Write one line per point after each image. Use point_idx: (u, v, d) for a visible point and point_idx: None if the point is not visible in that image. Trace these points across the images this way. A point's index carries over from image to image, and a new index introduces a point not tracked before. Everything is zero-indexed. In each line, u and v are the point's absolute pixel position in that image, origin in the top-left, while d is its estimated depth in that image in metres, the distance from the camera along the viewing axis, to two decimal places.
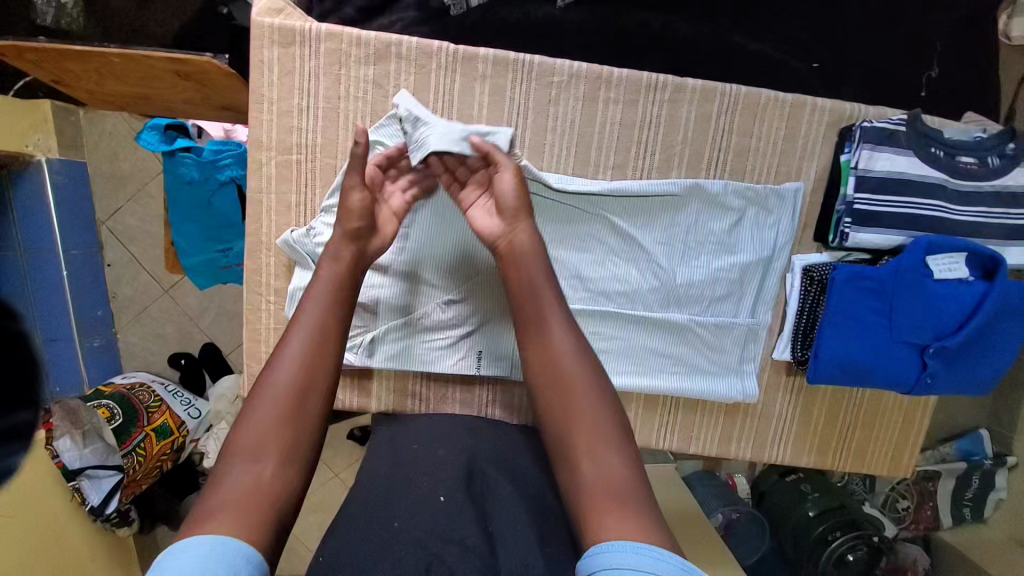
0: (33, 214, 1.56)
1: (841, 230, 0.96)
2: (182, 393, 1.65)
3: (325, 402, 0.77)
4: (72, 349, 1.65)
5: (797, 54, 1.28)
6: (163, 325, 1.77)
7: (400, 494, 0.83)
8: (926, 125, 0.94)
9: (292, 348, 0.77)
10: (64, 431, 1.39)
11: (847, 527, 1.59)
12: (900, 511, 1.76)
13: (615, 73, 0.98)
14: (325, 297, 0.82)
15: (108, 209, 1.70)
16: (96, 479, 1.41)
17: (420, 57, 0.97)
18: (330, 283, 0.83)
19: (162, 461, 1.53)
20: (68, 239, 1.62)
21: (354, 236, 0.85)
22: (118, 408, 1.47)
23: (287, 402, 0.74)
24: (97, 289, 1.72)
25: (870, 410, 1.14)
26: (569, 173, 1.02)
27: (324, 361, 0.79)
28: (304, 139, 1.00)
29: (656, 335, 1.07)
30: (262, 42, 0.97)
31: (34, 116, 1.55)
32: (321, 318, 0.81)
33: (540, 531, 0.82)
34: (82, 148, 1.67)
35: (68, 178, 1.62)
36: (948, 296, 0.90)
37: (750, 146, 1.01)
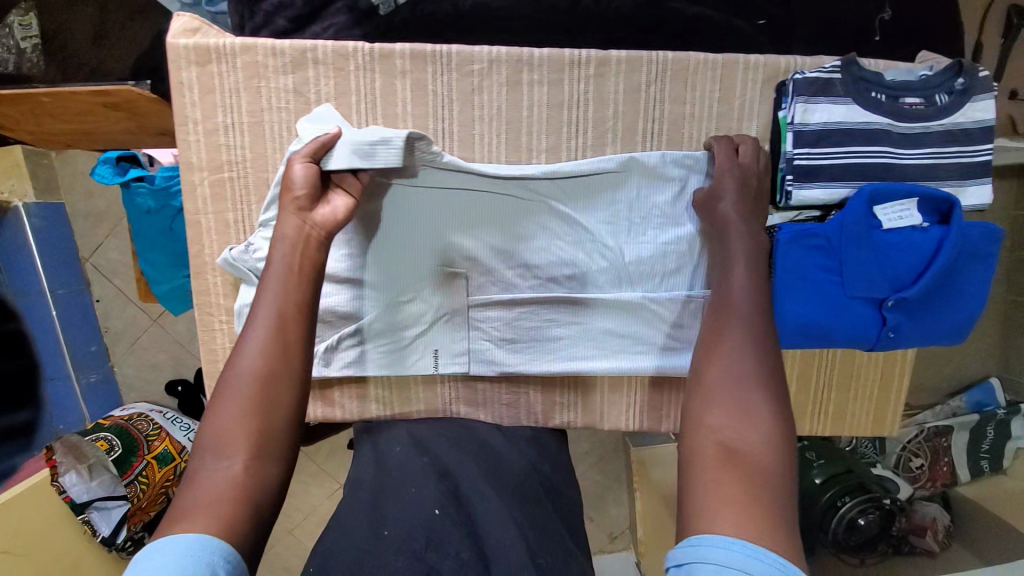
0: (15, 260, 1.60)
1: (784, 188, 0.92)
2: (181, 419, 1.65)
3: (293, 394, 0.73)
4: (70, 387, 1.69)
5: (741, 12, 1.21)
6: (156, 354, 1.79)
7: (392, 506, 0.83)
8: (862, 69, 0.89)
9: (254, 341, 0.73)
10: (68, 466, 1.44)
11: (856, 491, 1.52)
12: (915, 470, 1.72)
13: (535, 54, 0.96)
14: (283, 287, 0.77)
15: (90, 246, 1.72)
16: (105, 510, 1.46)
17: (338, 60, 0.96)
18: (283, 274, 0.78)
19: (168, 486, 1.52)
20: (53, 279, 1.65)
21: (297, 210, 0.83)
22: (117, 439, 1.49)
23: (251, 402, 0.69)
24: (89, 326, 1.74)
25: (846, 369, 1.10)
26: (502, 160, 1.00)
27: (289, 357, 0.74)
28: (234, 156, 0.99)
29: (611, 316, 1.05)
30: (180, 64, 0.97)
31: (5, 163, 1.58)
32: (279, 310, 0.76)
33: (529, 542, 0.80)
34: (58, 189, 1.69)
35: (47, 221, 1.65)
36: (900, 245, 0.86)
37: (684, 113, 0.98)
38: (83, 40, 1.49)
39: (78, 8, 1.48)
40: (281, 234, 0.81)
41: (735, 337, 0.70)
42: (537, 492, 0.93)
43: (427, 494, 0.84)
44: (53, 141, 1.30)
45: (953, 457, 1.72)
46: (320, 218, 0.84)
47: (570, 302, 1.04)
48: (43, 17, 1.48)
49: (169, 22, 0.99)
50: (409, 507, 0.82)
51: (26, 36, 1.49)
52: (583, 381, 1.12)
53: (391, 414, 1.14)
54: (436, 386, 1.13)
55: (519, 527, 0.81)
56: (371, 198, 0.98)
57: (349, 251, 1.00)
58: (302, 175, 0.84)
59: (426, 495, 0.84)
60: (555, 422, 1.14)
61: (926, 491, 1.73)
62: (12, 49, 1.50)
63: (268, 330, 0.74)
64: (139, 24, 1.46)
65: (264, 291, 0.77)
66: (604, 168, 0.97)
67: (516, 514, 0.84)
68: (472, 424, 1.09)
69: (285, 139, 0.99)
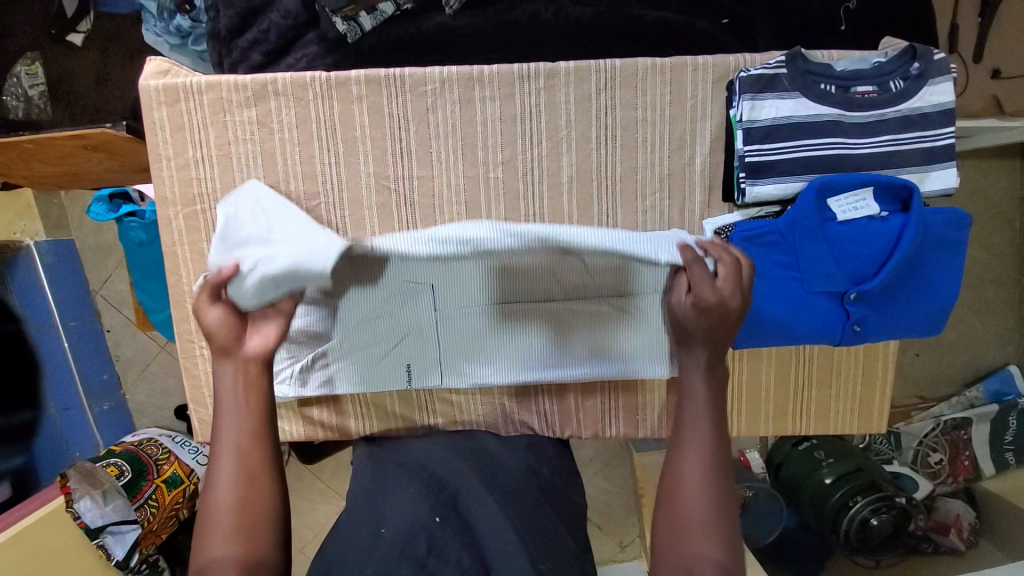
0: (31, 294, 1.67)
1: (738, 186, 0.92)
2: (189, 441, 1.72)
3: (275, 510, 0.66)
4: (83, 416, 1.76)
5: (702, 14, 1.21)
6: (165, 380, 1.86)
7: (391, 508, 0.85)
8: (809, 61, 0.89)
9: (226, 466, 0.67)
10: (83, 492, 1.44)
11: (868, 490, 1.46)
12: (934, 466, 1.65)
13: (486, 71, 0.99)
14: (242, 410, 0.69)
15: (99, 279, 1.80)
16: (119, 534, 1.47)
17: (297, 90, 1.00)
18: (236, 399, 0.69)
19: (177, 509, 1.60)
20: (66, 312, 1.73)
21: (224, 352, 0.70)
22: (127, 464, 1.55)
23: (235, 530, 0.64)
24: (99, 356, 1.81)
25: (826, 365, 1.07)
26: (460, 175, 1.02)
27: (258, 473, 0.67)
28: (204, 188, 1.04)
29: (578, 321, 1.03)
30: (151, 105, 1.02)
31: (17, 205, 1.66)
32: (241, 436, 0.68)
33: (529, 547, 0.80)
34: (68, 227, 1.77)
35: (57, 257, 1.73)
36: (857, 237, 0.85)
37: (637, 118, 0.99)
38: (85, 84, 1.59)
39: (78, 56, 1.57)
40: (218, 379, 0.70)
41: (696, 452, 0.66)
42: (535, 495, 0.93)
43: (425, 502, 0.85)
44: (48, 182, 1.36)
45: (975, 450, 1.64)
46: (253, 350, 0.70)
47: (533, 325, 1.05)
48: (48, 65, 1.57)
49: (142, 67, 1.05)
50: (407, 510, 0.84)
51: (33, 85, 1.59)
52: (556, 389, 1.12)
53: (369, 430, 1.17)
54: (409, 399, 1.16)
55: (519, 533, 0.81)
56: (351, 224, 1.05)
57: None
58: (217, 317, 0.71)
59: (423, 504, 0.85)
60: (530, 430, 1.15)
61: (950, 485, 1.65)
62: (20, 97, 1.59)
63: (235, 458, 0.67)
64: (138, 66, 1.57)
65: (222, 421, 0.68)
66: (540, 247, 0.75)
67: (515, 524, 0.84)
68: (469, 433, 1.11)
69: (253, 168, 1.03)
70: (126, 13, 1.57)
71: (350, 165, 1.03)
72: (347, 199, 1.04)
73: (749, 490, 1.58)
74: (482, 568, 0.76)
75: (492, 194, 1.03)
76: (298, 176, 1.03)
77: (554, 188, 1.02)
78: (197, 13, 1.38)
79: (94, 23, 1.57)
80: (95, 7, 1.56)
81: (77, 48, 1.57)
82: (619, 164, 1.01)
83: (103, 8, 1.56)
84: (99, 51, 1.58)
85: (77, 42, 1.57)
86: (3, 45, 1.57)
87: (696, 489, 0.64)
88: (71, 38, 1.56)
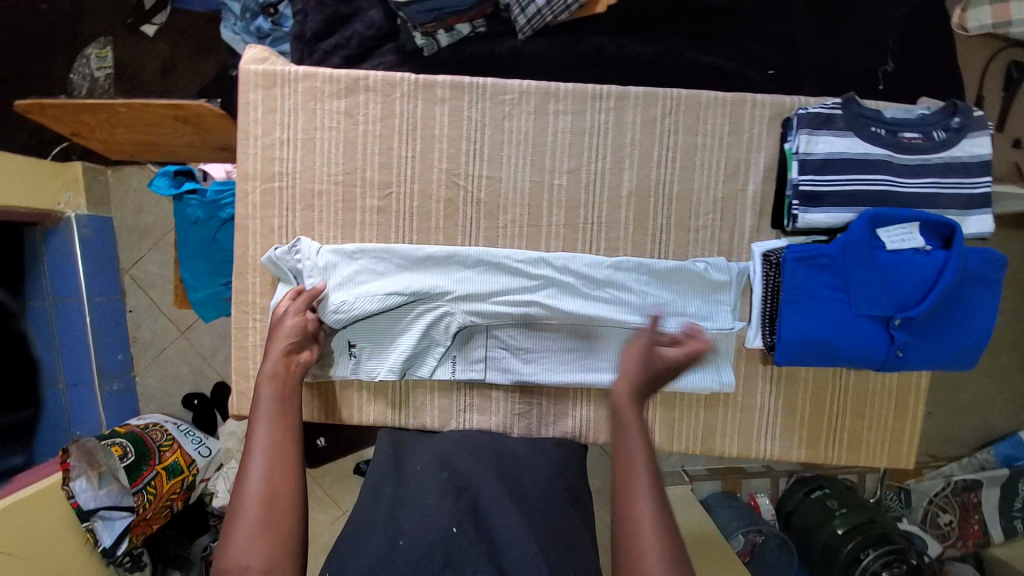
0: (62, 266, 1.68)
1: (791, 212, 0.99)
2: (194, 432, 1.65)
3: (297, 493, 0.81)
4: (91, 393, 1.71)
5: (750, 64, 1.32)
6: (179, 366, 1.83)
7: (407, 514, 0.86)
8: (862, 106, 0.98)
9: (255, 451, 0.83)
10: (81, 471, 1.42)
11: (880, 544, 1.42)
12: (943, 527, 1.64)
13: (561, 88, 1.08)
14: (278, 402, 0.90)
15: (131, 259, 1.82)
16: (108, 520, 1.41)
17: (386, 88, 1.09)
18: (273, 403, 0.89)
19: (172, 500, 1.52)
20: (92, 287, 1.72)
21: (287, 351, 0.97)
22: (131, 446, 1.48)
23: (264, 505, 0.77)
24: (119, 334, 1.80)
25: (859, 395, 1.10)
26: (526, 179, 1.09)
27: (283, 455, 0.84)
28: (285, 168, 1.10)
29: (609, 333, 1.08)
30: (248, 87, 1.10)
31: (67, 176, 1.69)
32: (270, 431, 0.86)
33: (549, 559, 0.80)
34: (109, 204, 1.81)
35: (95, 232, 1.75)
36: (905, 265, 0.91)
37: (696, 143, 1.07)
38: (149, 71, 1.70)
39: (153, 47, 1.69)
40: (265, 379, 0.92)
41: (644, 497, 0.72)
42: (563, 498, 0.94)
43: (443, 511, 0.85)
44: (121, 150, 1.42)
45: (985, 515, 1.63)
46: (300, 362, 0.98)
47: (568, 333, 1.09)
48: (118, 50, 1.69)
49: (244, 52, 1.14)
50: (423, 520, 0.84)
51: (100, 67, 1.69)
52: (596, 394, 1.13)
53: (403, 423, 1.16)
54: (445, 391, 1.15)
55: (540, 543, 0.82)
56: (420, 218, 1.11)
57: (394, 251, 1.08)
58: (289, 329, 0.99)
59: (441, 513, 0.85)
60: (566, 434, 1.14)
61: (958, 548, 1.64)
62: (87, 77, 1.70)
63: (261, 455, 0.82)
64: (209, 62, 1.68)
65: (255, 422, 0.87)
66: (606, 318, 1.05)
67: (535, 529, 0.84)
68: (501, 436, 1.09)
69: (335, 154, 1.10)
70: (200, 12, 1.69)
71: (425, 161, 1.10)
72: (418, 191, 1.10)
73: (760, 534, 1.57)
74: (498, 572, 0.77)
75: (554, 199, 1.09)
76: (375, 165, 1.10)
77: (614, 201, 1.08)
78: (279, 18, 1.49)
79: (170, 16, 1.69)
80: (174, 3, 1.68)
81: (150, 37, 1.69)
82: (676, 183, 1.07)
83: (181, 5, 1.68)
84: (170, 43, 1.69)
85: (149, 32, 1.69)
86: (82, 29, 1.69)
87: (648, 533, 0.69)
88: (145, 28, 1.68)
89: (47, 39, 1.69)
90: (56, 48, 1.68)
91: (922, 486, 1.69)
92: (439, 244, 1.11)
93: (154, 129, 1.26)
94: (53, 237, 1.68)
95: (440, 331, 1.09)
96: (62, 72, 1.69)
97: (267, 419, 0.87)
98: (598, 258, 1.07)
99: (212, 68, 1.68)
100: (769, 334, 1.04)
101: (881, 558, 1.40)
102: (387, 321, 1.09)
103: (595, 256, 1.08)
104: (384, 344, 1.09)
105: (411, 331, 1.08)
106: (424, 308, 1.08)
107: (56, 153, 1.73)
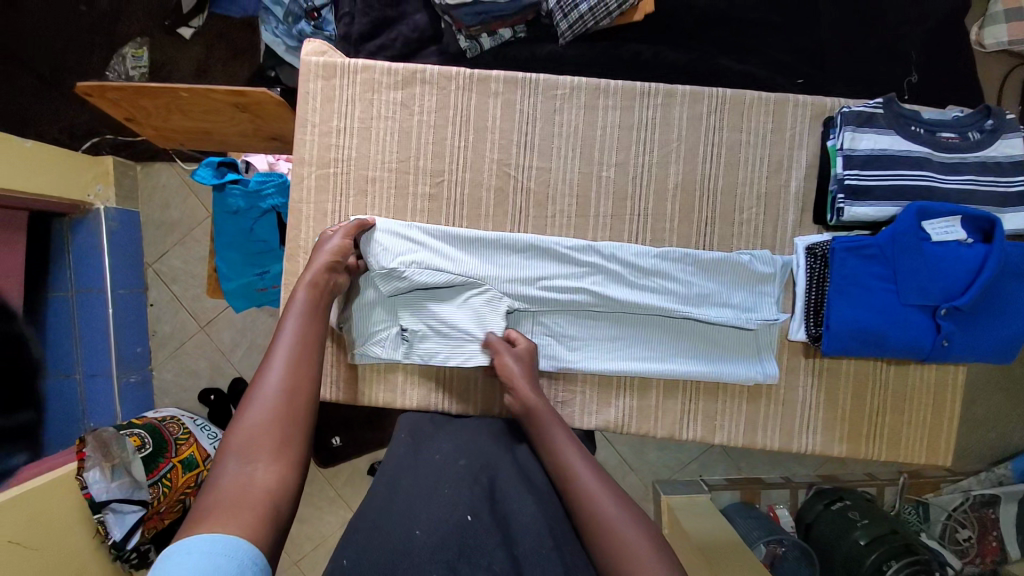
0: (88, 256, 1.62)
1: (837, 205, 1.03)
2: (211, 427, 1.56)
3: (310, 399, 0.85)
4: (108, 385, 1.62)
5: (780, 73, 1.34)
6: (196, 360, 1.75)
7: (423, 504, 0.80)
8: (902, 107, 1.03)
9: (280, 349, 0.88)
10: (95, 462, 1.38)
11: (902, 555, 1.28)
12: (962, 543, 1.47)
13: (611, 84, 1.12)
14: (307, 312, 0.95)
15: (155, 252, 1.75)
16: (120, 513, 1.37)
17: (442, 81, 1.13)
18: (304, 310, 0.95)
19: (186, 495, 1.44)
20: (116, 279, 1.65)
21: (331, 267, 1.01)
22: (149, 437, 1.40)
23: (280, 398, 0.83)
24: (138, 327, 1.72)
25: (899, 389, 1.11)
26: (575, 171, 1.13)
27: (304, 360, 0.89)
28: (341, 155, 1.14)
29: (654, 321, 1.10)
30: (308, 77, 1.14)
31: (98, 170, 1.63)
32: (299, 335, 0.91)
33: (563, 559, 0.77)
34: (136, 199, 1.74)
35: (121, 223, 1.68)
36: (950, 257, 0.96)
37: (740, 140, 1.11)
38: (185, 70, 1.73)
39: (187, 47, 1.72)
40: (304, 284, 0.98)
41: (589, 480, 0.87)
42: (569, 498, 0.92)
43: (461, 499, 0.80)
44: (171, 138, 1.46)
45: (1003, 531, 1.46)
46: (336, 279, 1.02)
47: (612, 320, 1.11)
48: (154, 50, 1.72)
49: (303, 45, 1.18)
50: (438, 509, 0.78)
51: (136, 66, 1.72)
52: (639, 384, 1.14)
53: (447, 408, 1.16)
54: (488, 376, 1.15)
55: (556, 545, 0.78)
56: (470, 206, 1.14)
57: (450, 234, 1.11)
58: (333, 247, 1.03)
59: (458, 500, 0.80)
60: (609, 423, 1.14)
61: (976, 566, 1.46)
62: (121, 75, 1.72)
63: (286, 354, 0.88)
64: (245, 62, 1.71)
65: (286, 322, 0.93)
66: (652, 305, 1.07)
67: (549, 524, 0.82)
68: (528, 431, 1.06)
69: (390, 143, 1.14)
70: (237, 17, 1.69)
71: (477, 151, 1.13)
72: (469, 179, 1.14)
73: (781, 545, 1.40)
74: (515, 566, 0.73)
75: (602, 191, 1.12)
76: (428, 154, 1.14)
77: (660, 193, 1.12)
78: (322, 23, 1.52)
79: (206, 21, 1.71)
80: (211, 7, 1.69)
81: (186, 40, 1.72)
82: (720, 179, 1.11)
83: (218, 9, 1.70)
84: (205, 46, 1.72)
85: (185, 35, 1.71)
86: (120, 28, 1.71)
87: (602, 503, 0.84)
88: (183, 30, 1.70)
89: (85, 37, 1.71)
90: (93, 46, 1.71)
91: (939, 498, 1.51)
92: (488, 230, 1.13)
93: (212, 115, 1.30)
94: (81, 229, 1.62)
95: (483, 311, 1.09)
96: (99, 69, 1.71)
97: (296, 324, 0.93)
98: (644, 249, 1.09)
99: (245, 71, 1.70)
100: (814, 326, 1.07)
101: (907, 570, 1.25)
102: (435, 302, 1.10)
103: (642, 247, 1.10)
104: (430, 327, 1.10)
105: (456, 311, 1.09)
106: (470, 288, 1.09)
107: (86, 147, 1.71)
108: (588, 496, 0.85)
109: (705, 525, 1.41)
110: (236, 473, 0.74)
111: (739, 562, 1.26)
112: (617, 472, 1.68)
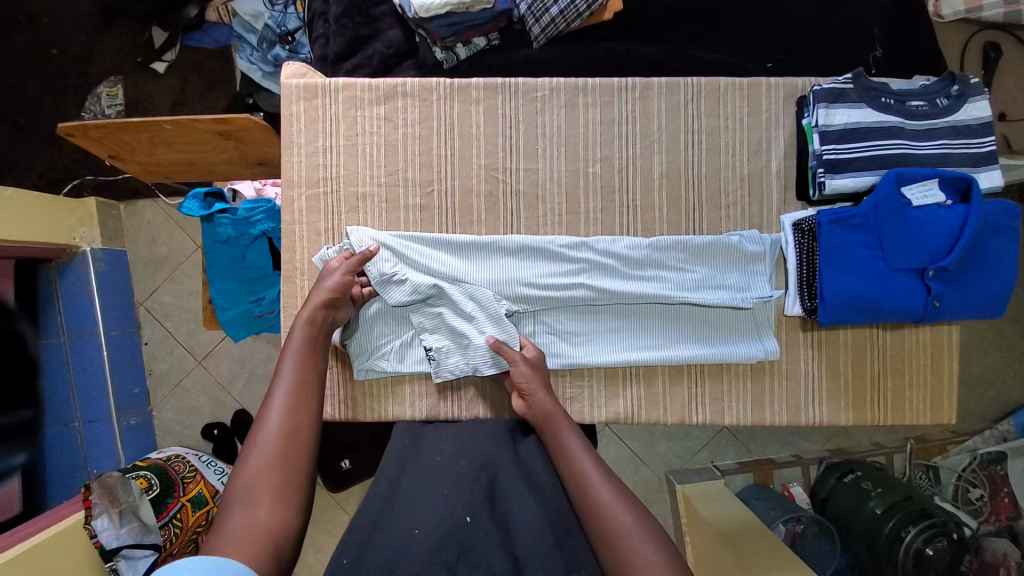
0: (78, 300, 1.59)
1: (818, 180, 1.07)
2: (216, 462, 1.54)
3: (309, 441, 0.85)
4: (109, 430, 1.59)
5: (751, 59, 1.38)
6: (197, 397, 1.73)
7: (427, 505, 0.79)
8: (870, 80, 1.07)
9: (280, 392, 0.88)
10: (102, 509, 1.34)
11: (919, 519, 1.26)
12: (974, 504, 1.43)
13: (589, 83, 1.15)
14: (306, 352, 0.95)
15: (146, 290, 1.74)
16: (132, 559, 1.33)
17: (423, 92, 1.15)
18: (303, 350, 0.95)
19: (199, 533, 1.40)
20: (109, 321, 1.63)
21: (326, 305, 1.00)
22: (155, 477, 1.38)
23: (280, 441, 0.82)
24: (134, 367, 1.70)
25: (898, 352, 1.14)
26: (562, 169, 1.15)
27: (304, 402, 0.88)
28: (329, 173, 1.15)
29: (653, 309, 1.12)
30: (291, 99, 1.15)
31: (81, 212, 1.60)
32: (298, 374, 0.91)
33: (566, 557, 0.71)
34: (122, 238, 1.73)
35: (109, 264, 1.66)
36: (932, 220, 0.99)
37: (719, 125, 1.14)
38: (161, 105, 1.72)
39: (161, 82, 1.72)
40: (301, 322, 0.97)
41: (597, 477, 0.85)
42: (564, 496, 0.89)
43: (459, 501, 0.79)
44: (156, 171, 1.46)
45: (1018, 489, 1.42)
46: (336, 316, 1.02)
47: (612, 313, 1.12)
48: (128, 87, 1.71)
49: (283, 69, 1.19)
50: (438, 509, 0.77)
51: (111, 104, 1.71)
52: (644, 372, 1.15)
53: (455, 415, 1.16)
54: (495, 380, 1.16)
55: (558, 540, 0.74)
56: (461, 212, 1.15)
57: (446, 243, 1.12)
58: (332, 284, 1.02)
59: (457, 503, 0.79)
60: (618, 414, 1.15)
61: (991, 526, 1.36)
62: (97, 115, 1.72)
63: (286, 394, 0.88)
64: (221, 93, 1.71)
65: (285, 363, 0.92)
66: (649, 292, 1.08)
67: (551, 520, 0.78)
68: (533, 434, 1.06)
69: (377, 158, 1.15)
70: (210, 48, 1.72)
71: (464, 158, 1.15)
72: (459, 186, 1.15)
73: (800, 522, 1.40)
74: (514, 566, 0.67)
75: (590, 186, 1.14)
76: (416, 165, 1.15)
77: (647, 183, 1.14)
78: (296, 47, 1.53)
79: (180, 52, 1.71)
80: (183, 41, 1.71)
81: (161, 75, 1.72)
82: (703, 165, 1.14)
83: (191, 41, 1.70)
84: (180, 80, 1.72)
85: (160, 70, 1.71)
86: (93, 69, 1.71)
87: (609, 500, 0.82)
88: (156, 65, 1.70)
89: (58, 82, 1.71)
90: (68, 89, 1.71)
91: (948, 461, 1.52)
92: (483, 234, 1.15)
93: (197, 146, 1.30)
94: (68, 273, 1.59)
95: (485, 312, 1.09)
96: (75, 111, 1.71)
97: (295, 366, 0.92)
98: (636, 239, 1.11)
99: (224, 100, 1.70)
100: (808, 300, 1.09)
101: (924, 535, 1.22)
102: (439, 311, 1.10)
103: (635, 238, 1.12)
104: (439, 339, 1.10)
105: (461, 318, 1.09)
106: (469, 291, 1.09)
107: (67, 190, 1.70)
108: (597, 494, 0.83)
109: (722, 511, 1.42)
110: (238, 518, 0.73)
111: (762, 543, 1.26)
112: (629, 467, 1.68)
